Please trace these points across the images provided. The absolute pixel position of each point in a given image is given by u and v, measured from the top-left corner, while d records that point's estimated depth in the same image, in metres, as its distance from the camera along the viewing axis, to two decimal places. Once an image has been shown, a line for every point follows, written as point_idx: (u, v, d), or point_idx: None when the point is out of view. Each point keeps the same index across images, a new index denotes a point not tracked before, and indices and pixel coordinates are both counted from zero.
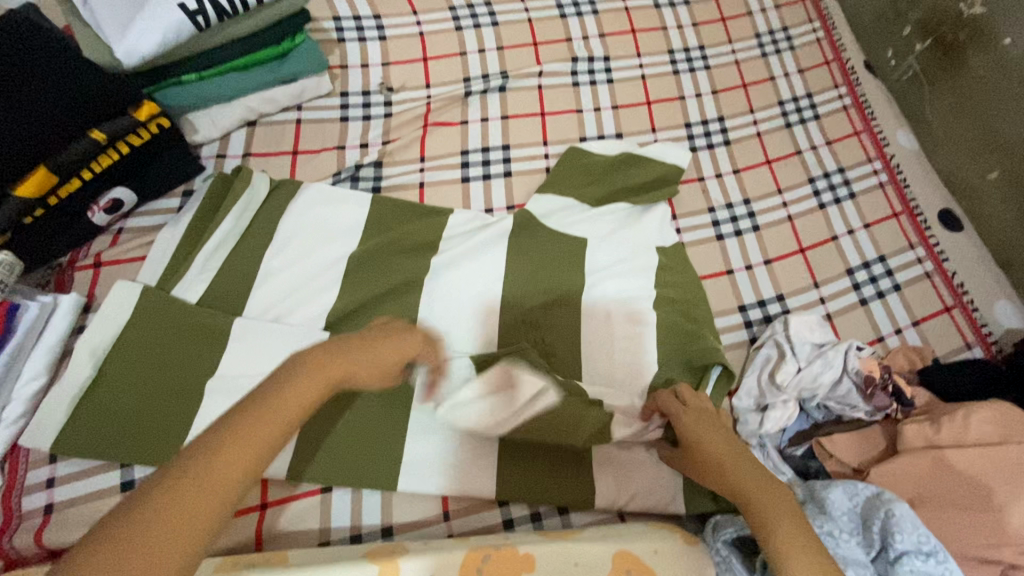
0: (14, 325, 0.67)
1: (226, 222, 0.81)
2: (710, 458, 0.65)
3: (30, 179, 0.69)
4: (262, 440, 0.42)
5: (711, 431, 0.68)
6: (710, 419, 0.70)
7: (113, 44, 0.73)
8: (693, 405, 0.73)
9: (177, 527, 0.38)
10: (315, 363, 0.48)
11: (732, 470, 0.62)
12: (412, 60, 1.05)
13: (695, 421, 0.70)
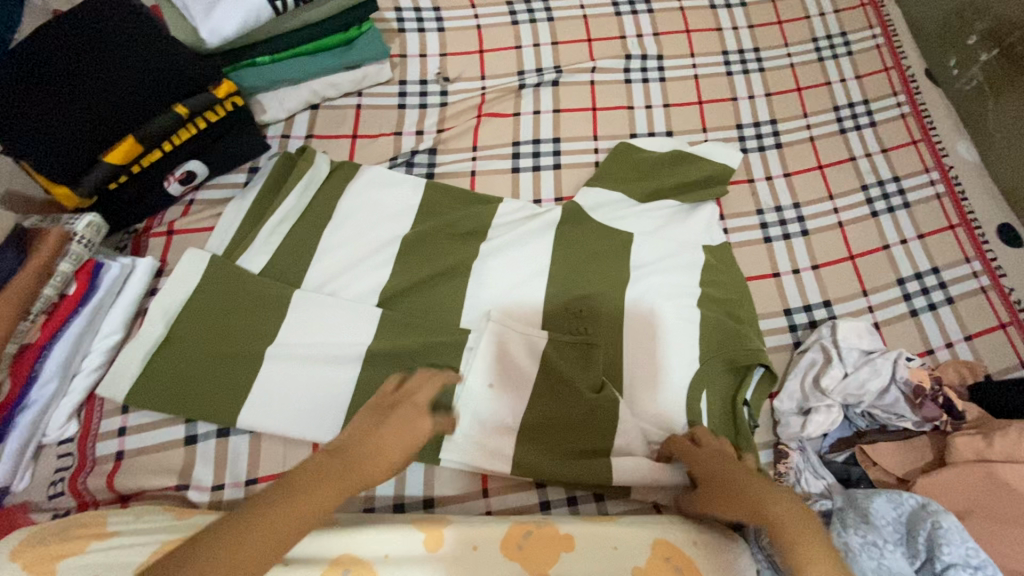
0: (99, 282, 0.70)
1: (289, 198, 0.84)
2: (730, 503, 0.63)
3: (119, 147, 0.73)
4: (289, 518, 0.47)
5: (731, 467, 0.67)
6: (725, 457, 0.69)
7: (199, 25, 0.78)
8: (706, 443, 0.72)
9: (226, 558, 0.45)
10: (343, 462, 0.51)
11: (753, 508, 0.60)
12: (468, 52, 1.07)
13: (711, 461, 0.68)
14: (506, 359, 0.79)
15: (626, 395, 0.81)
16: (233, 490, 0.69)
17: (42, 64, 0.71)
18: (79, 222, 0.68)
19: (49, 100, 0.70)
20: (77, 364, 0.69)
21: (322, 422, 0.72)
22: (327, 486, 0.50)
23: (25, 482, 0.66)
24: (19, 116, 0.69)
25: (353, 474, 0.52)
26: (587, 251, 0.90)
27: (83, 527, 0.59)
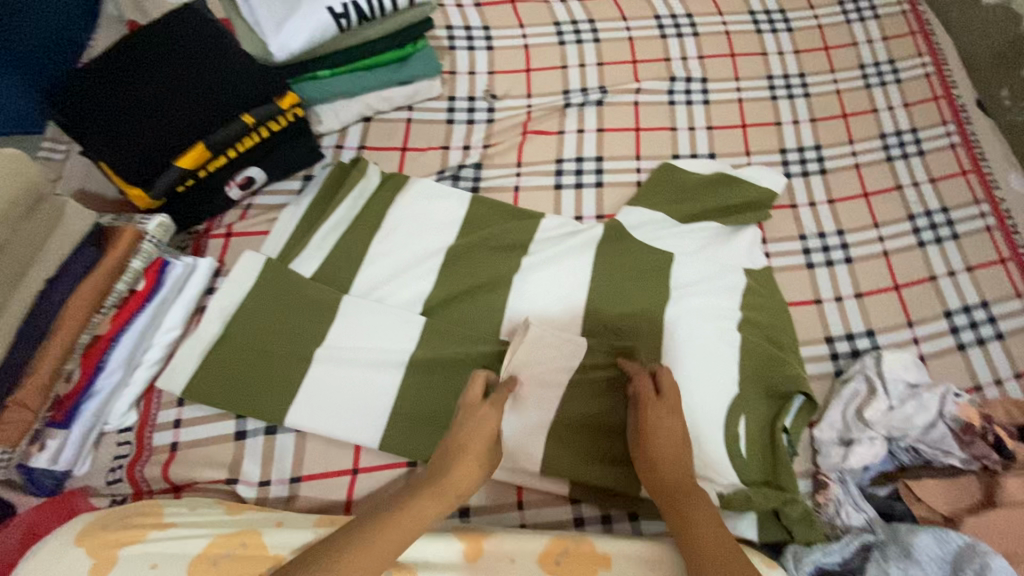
0: (163, 280, 0.73)
1: (342, 206, 0.88)
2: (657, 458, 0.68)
3: (189, 154, 0.76)
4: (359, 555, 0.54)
5: (671, 438, 0.69)
6: (675, 419, 0.70)
7: (269, 40, 0.82)
8: (663, 398, 0.71)
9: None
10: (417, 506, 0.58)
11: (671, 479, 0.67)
12: (516, 70, 1.10)
13: (654, 426, 0.69)
14: (544, 372, 0.80)
15: None
16: (279, 487, 0.72)
17: (124, 76, 0.77)
18: (151, 222, 0.72)
19: (129, 108, 0.75)
20: (140, 356, 0.72)
21: (368, 425, 0.75)
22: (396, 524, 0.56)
23: (86, 467, 0.68)
24: (103, 121, 0.75)
25: (437, 495, 0.59)
26: (627, 268, 0.91)
27: (142, 516, 0.61)
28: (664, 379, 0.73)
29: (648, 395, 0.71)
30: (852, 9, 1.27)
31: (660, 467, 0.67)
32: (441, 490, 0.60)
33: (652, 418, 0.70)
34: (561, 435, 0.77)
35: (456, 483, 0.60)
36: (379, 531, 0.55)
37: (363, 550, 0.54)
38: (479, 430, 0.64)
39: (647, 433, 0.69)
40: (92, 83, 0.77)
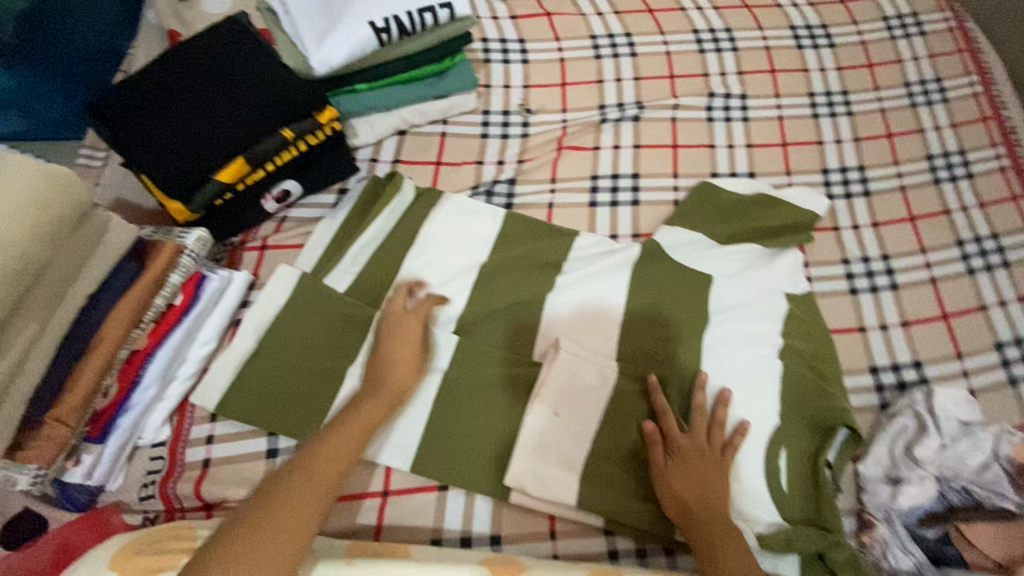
0: (201, 294, 0.73)
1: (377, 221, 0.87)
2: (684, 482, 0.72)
3: (229, 168, 0.76)
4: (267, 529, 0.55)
5: (703, 475, 0.72)
6: (706, 456, 0.74)
7: (310, 54, 0.81)
8: (694, 437, 0.75)
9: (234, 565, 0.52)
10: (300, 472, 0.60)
11: (696, 501, 0.71)
12: (551, 84, 1.08)
13: (686, 465, 0.73)
14: (579, 396, 0.78)
15: None
16: None
17: (166, 89, 0.77)
18: (190, 236, 0.71)
19: (171, 121, 0.75)
20: (176, 369, 0.72)
21: (400, 447, 0.75)
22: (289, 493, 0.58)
23: (119, 481, 0.68)
24: (144, 135, 0.74)
25: (321, 456, 0.62)
26: (664, 290, 0.88)
27: (176, 540, 0.60)
28: (696, 421, 0.76)
29: (679, 434, 0.75)
30: (896, 24, 1.23)
31: (691, 502, 0.70)
32: (352, 429, 0.65)
33: (684, 456, 0.73)
34: (597, 464, 0.76)
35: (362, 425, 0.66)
36: (285, 497, 0.57)
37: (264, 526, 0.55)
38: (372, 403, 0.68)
39: (678, 469, 0.73)
40: (133, 96, 0.76)
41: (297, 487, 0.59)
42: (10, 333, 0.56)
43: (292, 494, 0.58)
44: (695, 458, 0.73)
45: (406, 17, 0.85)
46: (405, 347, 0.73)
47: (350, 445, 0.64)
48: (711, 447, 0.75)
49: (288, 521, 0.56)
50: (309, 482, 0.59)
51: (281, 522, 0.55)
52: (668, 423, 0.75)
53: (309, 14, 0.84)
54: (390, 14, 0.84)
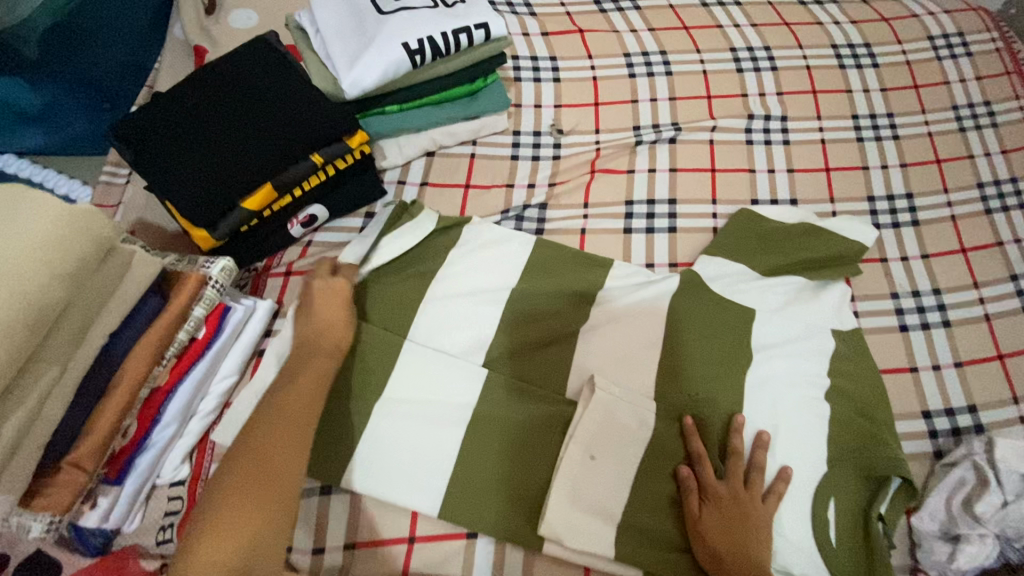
0: (224, 326, 0.70)
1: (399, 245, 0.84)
2: (720, 534, 0.68)
3: (257, 195, 0.74)
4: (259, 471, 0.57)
5: (742, 524, 0.69)
6: (744, 501, 0.70)
7: (342, 77, 0.78)
8: (730, 483, 0.72)
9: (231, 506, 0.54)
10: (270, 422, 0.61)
11: (732, 553, 0.67)
12: (584, 104, 1.04)
13: (722, 513, 0.69)
14: (616, 439, 0.75)
15: None
16: (333, 555, 0.69)
17: (193, 113, 0.75)
18: (215, 265, 0.69)
19: (197, 147, 0.72)
20: (198, 404, 0.70)
21: (428, 490, 0.71)
22: (266, 439, 0.59)
23: (135, 523, 0.65)
24: (170, 159, 0.72)
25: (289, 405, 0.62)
26: (703, 324, 0.84)
27: None
28: (733, 466, 0.73)
29: (716, 482, 0.72)
30: (942, 43, 1.17)
31: (726, 552, 0.67)
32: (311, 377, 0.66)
33: (720, 504, 0.70)
34: (633, 513, 0.72)
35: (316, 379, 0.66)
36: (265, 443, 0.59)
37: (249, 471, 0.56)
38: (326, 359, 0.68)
39: (715, 519, 0.69)
40: (160, 119, 0.74)
41: (267, 448, 0.58)
42: (24, 389, 0.51)
43: (269, 456, 0.58)
44: (732, 506, 0.70)
45: (441, 38, 0.82)
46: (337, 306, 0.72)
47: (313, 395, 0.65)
48: (750, 493, 0.71)
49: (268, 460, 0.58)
50: (281, 443, 0.59)
51: (269, 464, 0.57)
52: (703, 466, 0.72)
53: (341, 35, 0.81)
54: (425, 36, 0.81)
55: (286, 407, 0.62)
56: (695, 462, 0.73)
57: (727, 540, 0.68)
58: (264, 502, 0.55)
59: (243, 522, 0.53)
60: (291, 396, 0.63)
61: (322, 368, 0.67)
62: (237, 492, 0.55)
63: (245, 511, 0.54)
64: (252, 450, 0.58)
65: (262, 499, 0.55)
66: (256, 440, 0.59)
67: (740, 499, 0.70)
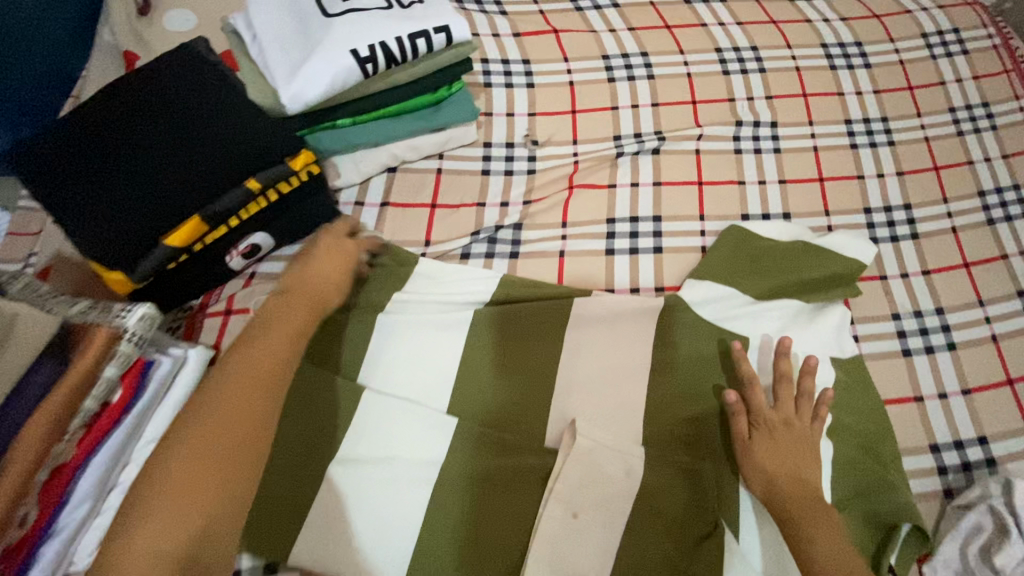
0: (146, 383, 0.61)
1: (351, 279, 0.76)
2: (772, 459, 0.68)
3: (182, 230, 0.63)
4: (211, 450, 0.52)
5: (793, 452, 0.69)
6: (795, 427, 0.71)
7: (281, 89, 0.68)
8: (781, 409, 0.72)
9: (179, 485, 0.50)
10: (229, 386, 0.55)
11: (782, 481, 0.67)
12: (560, 112, 0.96)
13: (775, 441, 0.69)
14: (599, 494, 0.67)
15: (743, 540, 0.68)
16: None
17: (107, 134, 0.64)
18: (131, 314, 0.59)
19: (111, 174, 0.62)
20: (115, 476, 0.60)
21: (390, 562, 0.64)
22: (224, 408, 0.54)
23: None
24: (75, 193, 0.61)
25: (248, 363, 0.57)
26: (692, 357, 0.76)
27: None
28: (782, 392, 0.73)
29: (764, 408, 0.72)
30: (936, 41, 1.10)
31: (778, 476, 0.67)
32: (275, 334, 0.60)
33: (771, 430, 0.70)
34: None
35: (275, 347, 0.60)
36: (210, 411, 0.54)
37: (197, 446, 0.52)
38: (292, 317, 0.63)
39: (765, 443, 0.69)
40: (64, 144, 0.63)
41: (224, 425, 0.53)
42: None
43: (222, 435, 0.53)
44: (782, 434, 0.70)
45: (395, 43, 0.72)
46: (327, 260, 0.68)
47: (278, 353, 0.59)
48: (800, 418, 0.72)
49: (222, 430, 0.53)
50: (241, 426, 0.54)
51: (220, 439, 0.52)
52: (754, 393, 0.72)
53: (281, 41, 0.71)
54: (376, 41, 0.71)
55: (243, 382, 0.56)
56: (747, 385, 0.73)
57: (778, 462, 0.68)
58: (209, 495, 0.50)
59: (190, 506, 0.49)
60: (253, 356, 0.58)
61: (290, 329, 0.61)
62: (180, 484, 0.50)
63: (197, 501, 0.50)
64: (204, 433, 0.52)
65: (201, 493, 0.50)
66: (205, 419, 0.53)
67: (793, 432, 0.71)
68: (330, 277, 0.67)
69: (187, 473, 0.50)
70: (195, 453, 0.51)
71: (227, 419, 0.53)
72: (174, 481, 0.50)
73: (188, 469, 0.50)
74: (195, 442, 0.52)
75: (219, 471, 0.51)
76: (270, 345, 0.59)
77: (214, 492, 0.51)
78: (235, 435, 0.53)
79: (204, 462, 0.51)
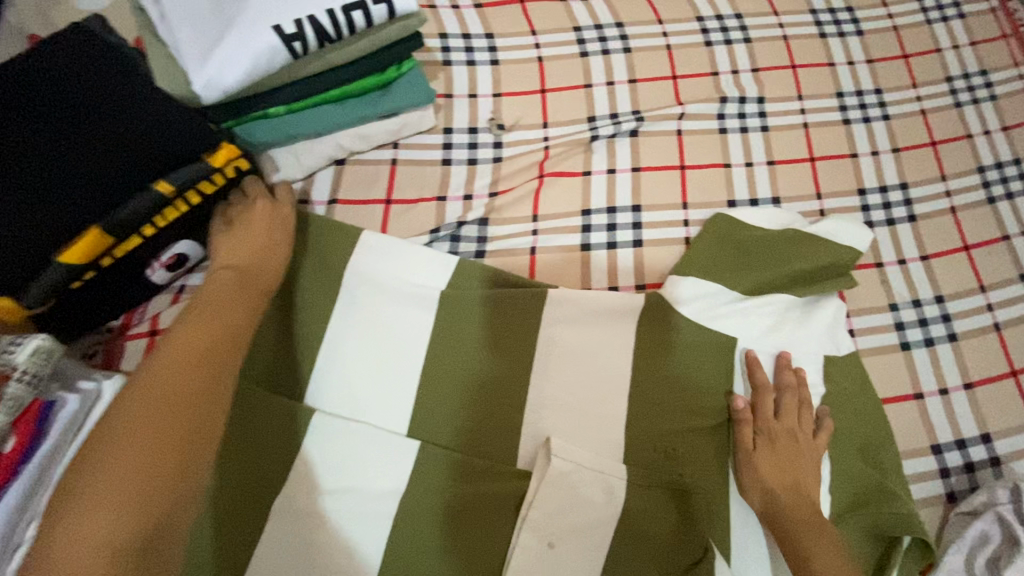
0: (48, 425, 0.53)
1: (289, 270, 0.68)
2: (772, 471, 0.64)
3: (78, 244, 0.54)
4: (162, 400, 0.46)
5: (793, 461, 0.66)
6: (800, 438, 0.67)
7: (193, 75, 0.60)
8: (785, 421, 0.68)
9: (129, 440, 0.43)
10: (179, 340, 0.50)
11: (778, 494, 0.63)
12: (528, 91, 0.87)
13: (778, 451, 0.65)
14: (579, 520, 0.61)
15: (735, 565, 0.63)
16: None
17: None
18: (22, 348, 0.51)
19: None
20: (20, 534, 0.49)
21: None
22: (179, 357, 0.49)
23: None
24: None
25: (206, 321, 0.53)
26: (676, 360, 0.70)
27: None
28: (785, 401, 0.69)
29: (771, 416, 0.68)
30: (932, 5, 1.02)
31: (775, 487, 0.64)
32: (230, 294, 0.56)
33: (774, 439, 0.66)
34: None
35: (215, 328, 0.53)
36: (165, 365, 0.48)
37: (147, 399, 0.46)
38: (247, 282, 0.59)
39: (767, 453, 0.65)
40: None
41: (176, 375, 0.48)
42: None
43: (176, 386, 0.47)
44: (783, 444, 0.66)
45: (326, 16, 0.63)
46: (258, 222, 0.62)
47: (234, 310, 0.55)
48: (802, 428, 0.68)
49: (178, 381, 0.47)
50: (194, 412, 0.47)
51: (174, 391, 0.47)
52: (760, 398, 0.68)
53: (192, 17, 0.62)
54: (303, 14, 0.62)
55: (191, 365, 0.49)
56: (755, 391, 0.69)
57: (779, 474, 0.64)
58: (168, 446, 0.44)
59: (143, 461, 0.43)
60: (205, 315, 0.53)
61: (246, 294, 0.57)
62: (113, 465, 0.42)
63: (141, 463, 0.43)
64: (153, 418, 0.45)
65: (154, 444, 0.44)
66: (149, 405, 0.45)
67: (796, 442, 0.67)
68: (270, 238, 0.62)
69: (137, 431, 0.44)
70: (149, 409, 0.45)
71: (177, 369, 0.48)
72: (120, 437, 0.43)
73: (140, 424, 0.44)
74: (143, 395, 0.46)
75: (180, 422, 0.46)
76: (221, 303, 0.55)
77: (171, 441, 0.44)
78: (192, 386, 0.48)
79: (156, 412, 0.45)
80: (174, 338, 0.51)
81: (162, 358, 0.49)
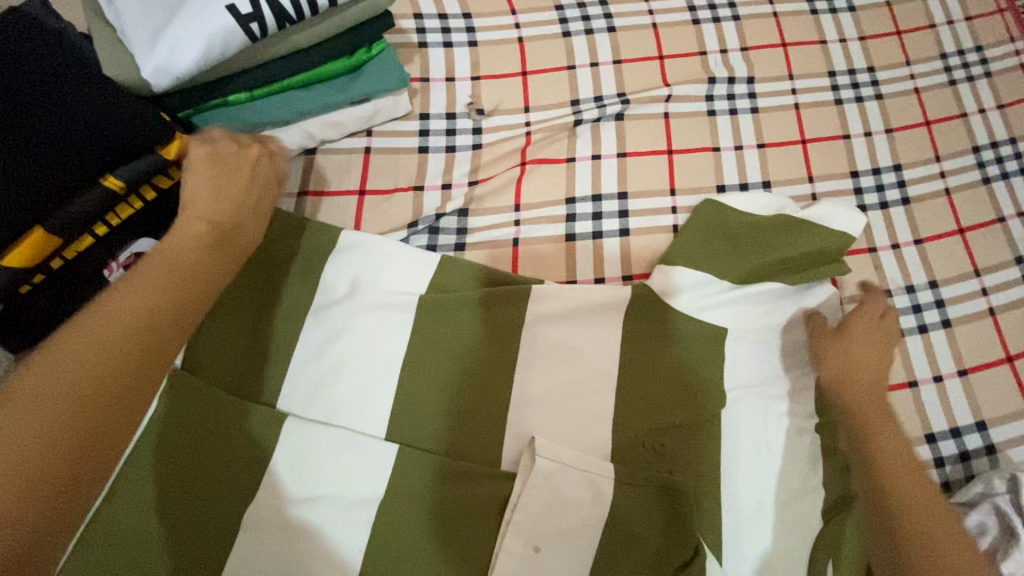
0: None
1: (260, 270, 0.66)
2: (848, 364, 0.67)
3: (24, 245, 0.52)
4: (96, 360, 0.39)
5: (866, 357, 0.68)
6: (866, 373, 0.67)
7: (142, 61, 0.56)
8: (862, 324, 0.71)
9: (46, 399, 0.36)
10: (138, 286, 0.43)
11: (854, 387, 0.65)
12: (508, 74, 0.83)
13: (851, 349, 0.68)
14: (565, 522, 0.58)
15: (726, 564, 0.61)
16: None
17: None
18: None
19: None
20: None
21: None
22: (132, 306, 0.42)
23: None
24: None
25: (171, 270, 0.45)
26: (665, 350, 0.67)
27: None
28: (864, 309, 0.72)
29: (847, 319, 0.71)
30: None
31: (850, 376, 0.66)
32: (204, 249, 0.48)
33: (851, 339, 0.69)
34: None
35: (180, 285, 0.44)
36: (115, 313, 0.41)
37: (78, 352, 0.39)
38: (228, 236, 0.51)
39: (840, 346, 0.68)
40: None
41: (122, 332, 0.40)
42: None
43: (117, 346, 0.40)
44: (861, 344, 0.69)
45: None
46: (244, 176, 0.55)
47: (208, 269, 0.47)
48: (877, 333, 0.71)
49: (121, 340, 0.40)
50: (110, 412, 0.38)
51: (110, 350, 0.39)
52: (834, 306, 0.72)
53: None
54: None
55: (121, 346, 0.40)
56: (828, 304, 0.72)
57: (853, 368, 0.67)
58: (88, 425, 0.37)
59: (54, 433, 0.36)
60: (171, 267, 0.46)
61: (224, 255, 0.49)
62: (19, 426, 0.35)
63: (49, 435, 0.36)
64: (70, 384, 0.37)
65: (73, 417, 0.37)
66: (63, 382, 0.37)
67: (872, 344, 0.69)
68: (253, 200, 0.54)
69: (60, 388, 0.37)
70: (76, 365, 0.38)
71: (125, 323, 0.41)
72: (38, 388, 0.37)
73: (60, 379, 0.37)
74: (78, 345, 0.39)
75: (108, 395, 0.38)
76: (189, 258, 0.47)
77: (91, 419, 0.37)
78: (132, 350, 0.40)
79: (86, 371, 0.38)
80: (138, 280, 0.43)
81: (110, 307, 0.41)
